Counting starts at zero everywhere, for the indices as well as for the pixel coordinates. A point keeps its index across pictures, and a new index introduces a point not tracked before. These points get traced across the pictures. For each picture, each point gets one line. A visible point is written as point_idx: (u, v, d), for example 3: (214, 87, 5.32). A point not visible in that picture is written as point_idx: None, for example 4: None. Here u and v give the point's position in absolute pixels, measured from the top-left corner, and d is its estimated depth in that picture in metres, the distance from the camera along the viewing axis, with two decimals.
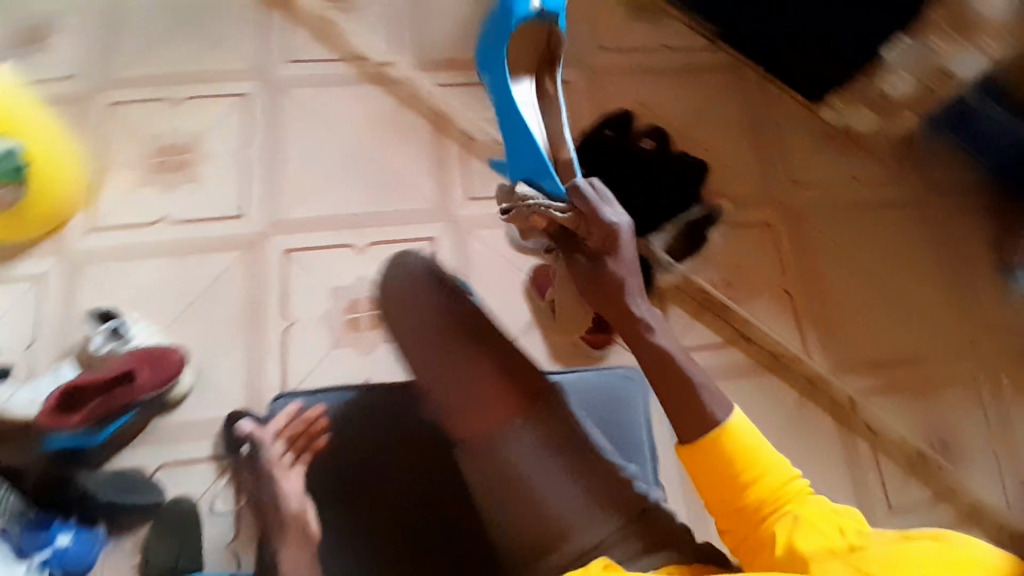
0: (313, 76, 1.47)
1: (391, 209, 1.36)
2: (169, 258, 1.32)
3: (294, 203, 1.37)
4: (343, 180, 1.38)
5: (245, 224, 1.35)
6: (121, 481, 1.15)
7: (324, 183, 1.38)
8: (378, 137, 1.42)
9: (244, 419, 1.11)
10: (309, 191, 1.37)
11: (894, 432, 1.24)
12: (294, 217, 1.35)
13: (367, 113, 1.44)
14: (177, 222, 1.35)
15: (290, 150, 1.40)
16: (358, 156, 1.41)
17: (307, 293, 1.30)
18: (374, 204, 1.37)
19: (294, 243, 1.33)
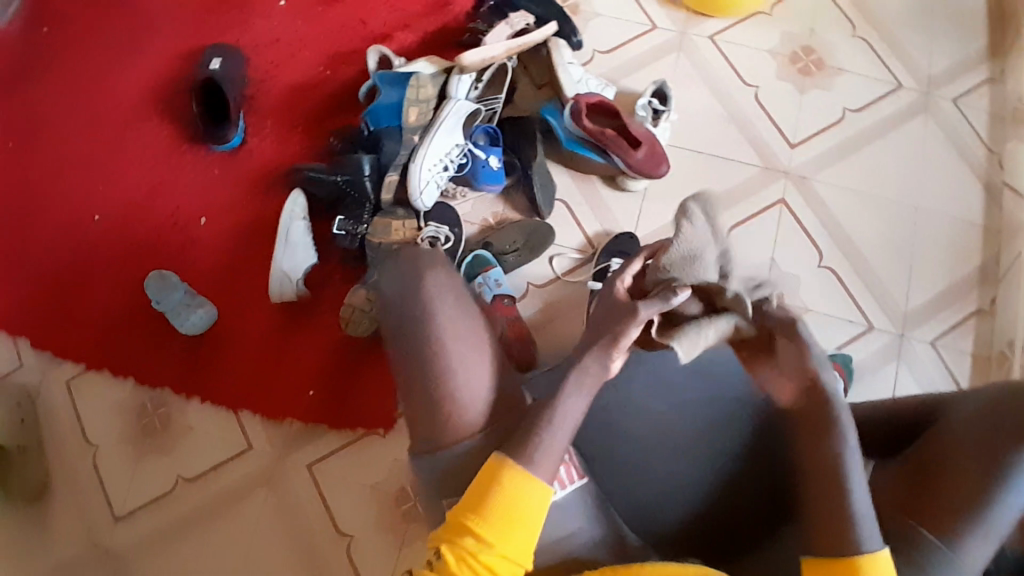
0: (957, 138, 1.18)
1: (758, 137, 1.16)
2: (687, 85, 1.19)
3: (747, 179, 1.14)
4: (741, 90, 1.19)
5: (664, 27, 1.22)
6: (412, 75, 1.11)
7: (770, 160, 1.15)
8: (805, 65, 1.21)
9: (489, 183, 1.12)
10: (719, 82, 1.19)
11: None
12: (715, 157, 1.15)
13: (902, 94, 1.20)
14: None
15: (912, 98, 1.20)
16: (959, 155, 1.17)
17: (645, 78, 1.19)
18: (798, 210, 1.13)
19: (799, 159, 1.15)
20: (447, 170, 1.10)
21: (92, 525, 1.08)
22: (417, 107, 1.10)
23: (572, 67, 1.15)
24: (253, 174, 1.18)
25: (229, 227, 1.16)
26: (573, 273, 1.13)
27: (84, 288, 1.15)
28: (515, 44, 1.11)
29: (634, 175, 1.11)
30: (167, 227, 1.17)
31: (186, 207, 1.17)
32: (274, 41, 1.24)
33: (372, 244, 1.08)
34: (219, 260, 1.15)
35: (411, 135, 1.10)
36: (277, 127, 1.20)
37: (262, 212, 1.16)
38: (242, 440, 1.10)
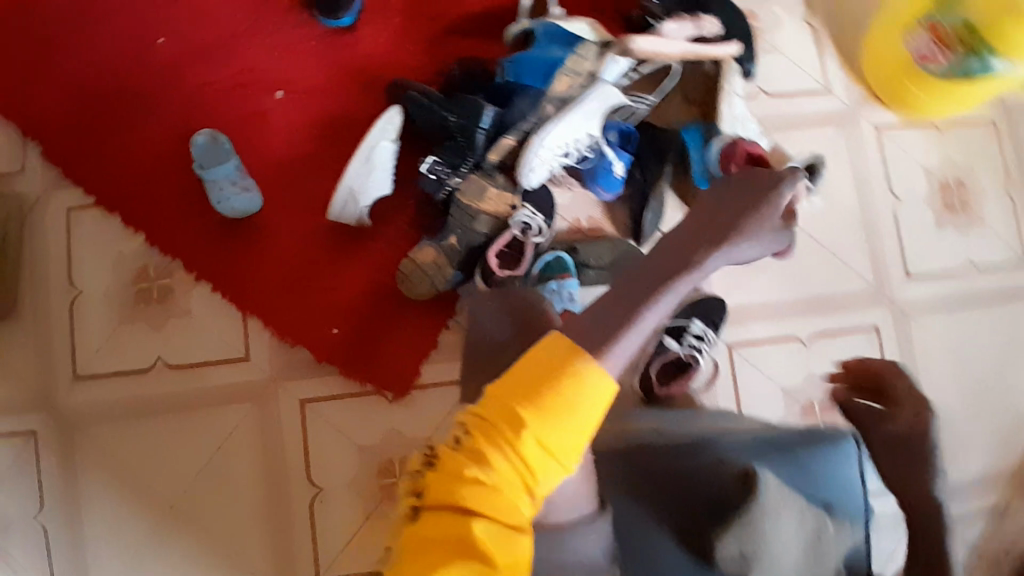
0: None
1: (877, 254, 1.09)
2: (835, 170, 1.10)
3: (853, 293, 1.07)
4: (879, 199, 1.10)
5: (838, 98, 1.11)
6: (576, 42, 0.97)
7: (882, 282, 1.08)
8: (950, 199, 1.12)
9: (604, 188, 1.02)
10: (864, 181, 1.10)
11: None
12: (828, 257, 1.07)
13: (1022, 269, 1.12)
14: (810, 34, 1.12)
15: None
16: None
17: (795, 145, 1.09)
18: (885, 342, 1.07)
19: (907, 293, 1.09)
20: (568, 157, 0.97)
21: (50, 374, 0.99)
22: (570, 77, 0.95)
23: (738, 101, 1.01)
24: (352, 68, 1.03)
25: (304, 118, 1.03)
26: None
27: (123, 115, 1.02)
28: (693, 51, 0.95)
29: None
30: (237, 90, 1.03)
31: (265, 76, 1.03)
32: None
33: (459, 204, 0.96)
34: (281, 150, 1.02)
35: (546, 106, 0.96)
36: (397, 28, 1.05)
37: (345, 113, 1.03)
38: (240, 349, 1.00)
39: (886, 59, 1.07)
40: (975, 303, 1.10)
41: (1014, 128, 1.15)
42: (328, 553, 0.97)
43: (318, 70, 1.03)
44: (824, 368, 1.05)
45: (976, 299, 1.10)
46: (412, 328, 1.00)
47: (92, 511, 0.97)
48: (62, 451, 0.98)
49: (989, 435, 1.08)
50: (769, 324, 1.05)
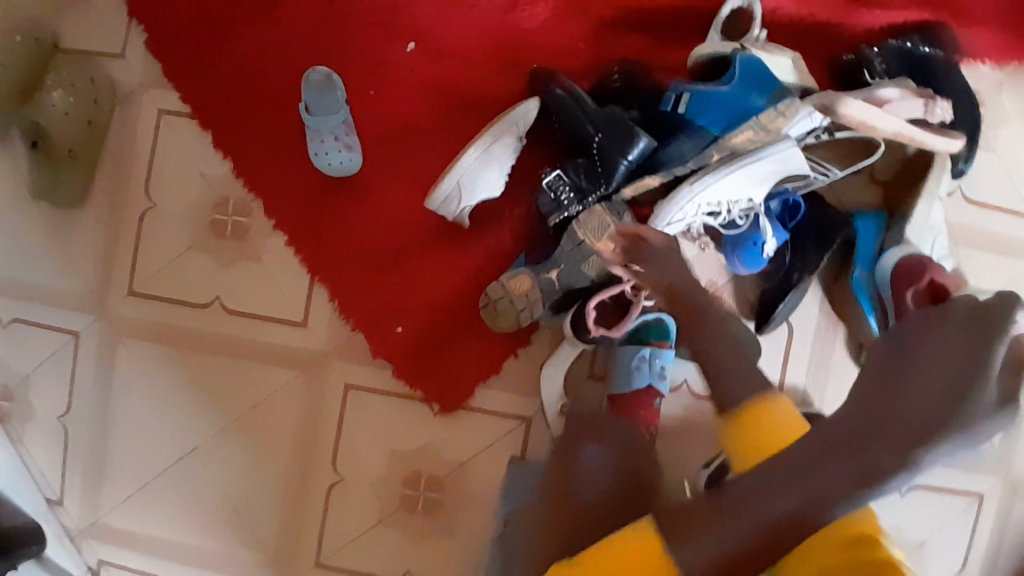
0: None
1: None
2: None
3: (978, 455, 0.93)
4: None
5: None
6: (771, 89, 0.81)
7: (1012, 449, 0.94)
8: None
9: (740, 262, 0.88)
10: None
11: None
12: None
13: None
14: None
15: None
16: None
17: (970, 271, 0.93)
18: (991, 515, 0.94)
19: None
20: (713, 216, 0.83)
21: (107, 278, 0.94)
22: (751, 130, 0.80)
23: (937, 206, 0.88)
24: (502, 41, 0.91)
25: (433, 84, 0.92)
26: None
27: (246, 27, 0.93)
28: (914, 133, 0.81)
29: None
30: (373, 33, 0.92)
31: (405, 25, 0.92)
32: None
33: (570, 236, 0.83)
34: (400, 113, 0.92)
35: (710, 152, 0.81)
36: (565, 9, 0.91)
37: (484, 91, 0.91)
38: (300, 313, 0.93)
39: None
40: None
41: None
42: (333, 542, 0.93)
43: (464, 34, 0.92)
44: (909, 525, 0.93)
45: None
46: (483, 347, 0.91)
47: (118, 426, 0.95)
48: (101, 358, 0.94)
49: None
50: None
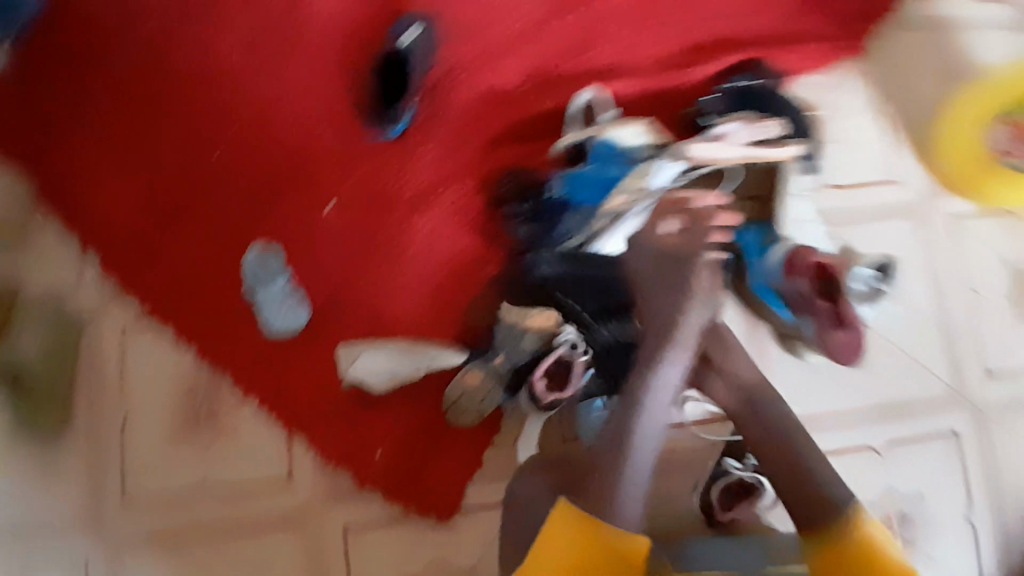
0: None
1: (954, 347, 1.01)
2: (911, 267, 1.03)
3: (931, 397, 1.00)
4: (963, 298, 1.03)
5: (913, 188, 1.05)
6: (632, 162, 0.94)
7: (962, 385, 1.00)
8: None
9: None
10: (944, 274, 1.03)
11: None
12: (903, 360, 1.01)
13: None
14: (881, 125, 1.06)
15: None
16: None
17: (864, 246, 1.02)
18: (964, 447, 0.99)
19: (988, 390, 1.00)
20: (620, 272, 0.95)
21: (101, 491, 0.99)
22: (624, 197, 0.92)
23: (799, 205, 0.99)
24: (401, 179, 0.99)
25: (349, 227, 0.98)
26: (705, 426, 0.99)
27: (173, 225, 0.99)
28: (750, 155, 0.94)
29: (818, 349, 0.95)
30: (286, 196, 0.99)
31: (311, 182, 0.99)
32: (479, 26, 1.00)
33: (506, 326, 0.94)
34: (326, 259, 0.98)
35: (598, 222, 0.94)
36: (447, 138, 0.99)
37: (396, 229, 0.97)
38: (284, 469, 0.98)
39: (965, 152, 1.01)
40: None
41: None
42: None
43: (364, 178, 0.99)
44: (900, 480, 0.98)
45: None
46: (456, 450, 0.96)
47: None
48: (110, 564, 0.97)
49: None
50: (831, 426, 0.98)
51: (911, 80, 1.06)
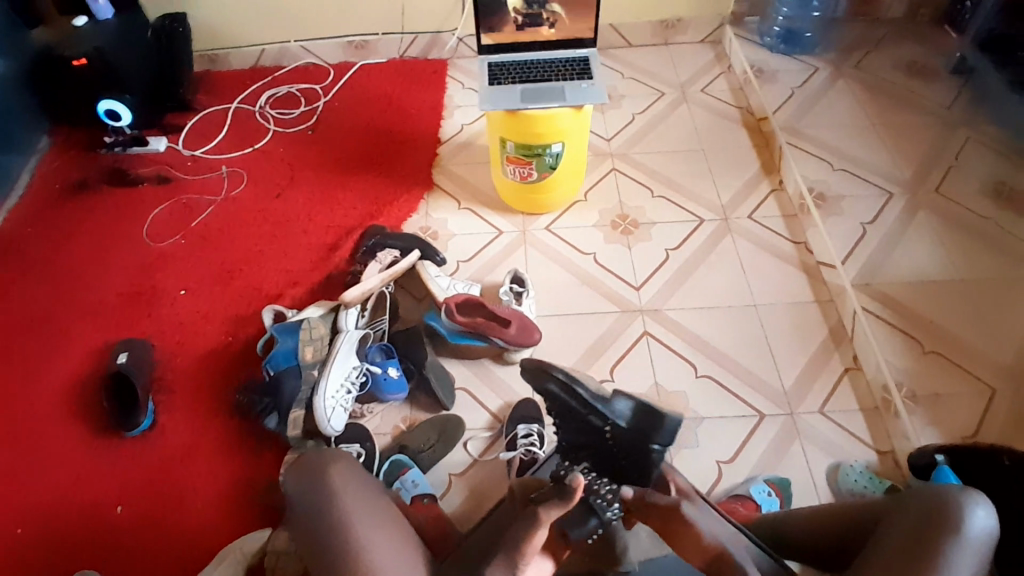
0: (766, 244, 1.49)
1: (605, 282, 1.44)
2: (539, 269, 1.46)
3: (610, 324, 1.38)
4: (595, 258, 1.48)
5: (508, 229, 1.53)
6: (302, 322, 1.26)
7: (625, 304, 1.40)
8: (645, 213, 1.56)
9: (394, 392, 1.25)
10: (576, 252, 1.49)
11: (953, 425, 1.16)
12: (572, 317, 1.39)
13: (705, 225, 1.53)
14: (461, 211, 1.56)
15: (717, 223, 1.53)
16: (773, 254, 1.48)
17: (501, 273, 1.45)
18: (660, 335, 1.36)
19: (647, 296, 1.42)
20: (351, 390, 1.21)
21: None
22: (311, 345, 1.23)
23: (440, 278, 1.37)
24: (168, 448, 1.21)
25: (145, 512, 1.14)
26: (488, 451, 1.22)
27: None
28: (387, 273, 1.35)
29: (514, 349, 1.29)
30: (83, 525, 1.12)
31: (99, 501, 1.15)
32: (175, 321, 1.38)
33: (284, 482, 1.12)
34: (133, 549, 1.10)
35: (310, 371, 1.21)
36: (187, 399, 1.27)
37: (180, 487, 1.16)
38: None
39: (524, 189, 1.50)
40: (712, 269, 1.45)
41: (624, 163, 1.65)
42: None
43: (143, 470, 1.18)
44: (633, 385, 1.29)
45: (723, 256, 1.47)
46: None
47: None
48: None
49: (802, 320, 1.37)
50: None
51: (456, 181, 1.62)
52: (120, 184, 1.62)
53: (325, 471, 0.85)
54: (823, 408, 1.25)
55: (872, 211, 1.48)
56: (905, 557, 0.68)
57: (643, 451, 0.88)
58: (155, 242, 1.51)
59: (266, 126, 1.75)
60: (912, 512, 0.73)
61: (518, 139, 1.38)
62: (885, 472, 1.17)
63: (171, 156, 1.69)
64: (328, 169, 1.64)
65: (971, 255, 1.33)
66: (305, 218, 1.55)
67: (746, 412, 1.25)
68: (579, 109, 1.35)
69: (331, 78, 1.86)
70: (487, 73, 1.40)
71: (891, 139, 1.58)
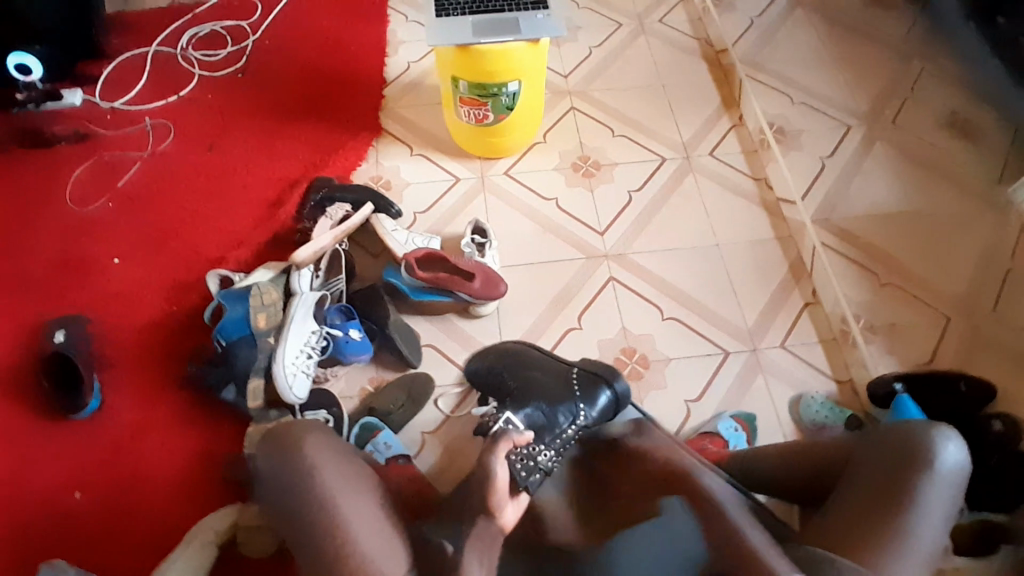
0: (728, 182, 1.48)
1: (569, 227, 1.40)
2: (501, 216, 1.41)
3: (576, 272, 1.35)
4: (560, 204, 1.43)
5: (466, 175, 1.46)
6: (251, 288, 1.18)
7: (591, 250, 1.38)
8: (607, 153, 1.51)
9: (359, 354, 1.20)
10: (537, 198, 1.44)
11: (909, 354, 1.22)
12: (537, 265, 1.36)
13: (668, 163, 1.50)
14: (414, 157, 1.48)
15: (679, 162, 1.50)
16: (735, 192, 1.47)
17: (462, 223, 1.39)
18: (626, 280, 1.34)
19: (613, 241, 1.39)
20: (312, 355, 1.15)
21: None
22: (263, 312, 1.15)
23: (398, 232, 1.30)
24: (119, 429, 1.14)
25: (103, 496, 1.08)
26: (460, 406, 1.20)
27: None
28: (340, 230, 1.27)
29: (479, 302, 1.25)
30: (38, 516, 1.06)
31: (52, 489, 1.08)
32: (111, 292, 1.27)
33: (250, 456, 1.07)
34: (97, 536, 1.04)
35: (266, 339, 1.14)
36: (134, 377, 1.19)
37: (139, 468, 1.10)
38: None
39: (479, 133, 1.42)
40: (676, 210, 1.43)
41: (582, 101, 1.59)
42: None
43: (95, 453, 1.11)
44: (602, 331, 1.28)
45: (688, 196, 1.45)
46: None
47: None
48: None
49: (764, 258, 1.38)
50: (542, 337, 1.27)
51: (407, 125, 1.52)
52: (30, 144, 1.45)
53: (296, 451, 0.81)
54: (786, 343, 1.28)
55: (830, 144, 1.48)
56: (881, 500, 0.76)
57: (597, 391, 1.04)
58: (79, 207, 1.37)
59: (190, 70, 1.58)
60: (881, 454, 0.80)
61: (471, 78, 1.29)
62: (844, 401, 1.22)
63: (87, 109, 1.52)
64: (265, 116, 1.52)
65: (925, 185, 1.35)
66: (243, 173, 1.43)
67: (715, 351, 1.27)
68: (535, 43, 1.27)
69: (259, 14, 1.69)
70: (434, 3, 1.28)
71: (848, 69, 1.55)
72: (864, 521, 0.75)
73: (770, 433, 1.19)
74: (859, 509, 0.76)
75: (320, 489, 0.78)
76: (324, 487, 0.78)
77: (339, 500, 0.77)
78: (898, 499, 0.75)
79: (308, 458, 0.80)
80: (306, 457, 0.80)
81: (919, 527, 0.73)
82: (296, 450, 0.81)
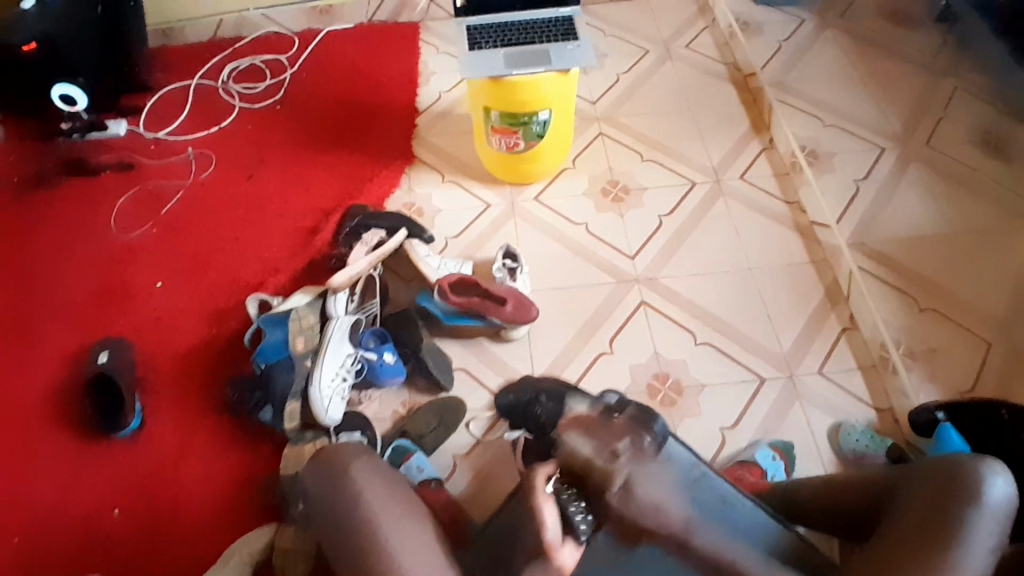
0: (758, 206, 1.47)
1: (599, 251, 1.41)
2: (532, 242, 1.43)
3: (606, 297, 1.35)
4: (591, 229, 1.44)
5: (496, 201, 1.48)
6: (290, 312, 1.21)
7: (621, 274, 1.38)
8: (635, 178, 1.52)
9: (393, 377, 1.21)
10: (567, 222, 1.45)
11: (952, 380, 1.18)
12: (567, 290, 1.36)
13: (697, 187, 1.50)
14: (445, 184, 1.51)
15: (708, 186, 1.50)
16: (765, 215, 1.46)
17: (493, 248, 1.41)
18: (657, 305, 1.34)
19: (642, 265, 1.39)
20: (347, 378, 1.17)
21: None
22: (301, 335, 1.18)
23: (431, 257, 1.33)
24: (159, 449, 1.17)
25: (144, 516, 1.11)
26: (492, 431, 1.20)
27: None
28: (375, 255, 1.30)
29: (510, 327, 1.26)
30: (81, 534, 1.09)
31: (95, 508, 1.11)
32: (154, 316, 1.32)
33: (287, 477, 1.09)
34: (137, 555, 1.07)
35: (303, 362, 1.17)
36: (175, 399, 1.22)
37: (178, 489, 1.13)
38: None
39: (510, 161, 1.45)
40: (705, 234, 1.43)
41: (611, 127, 1.60)
42: None
43: (137, 473, 1.15)
44: (634, 355, 1.28)
45: (718, 220, 1.45)
46: None
47: None
48: None
49: (797, 281, 1.36)
50: (573, 362, 1.27)
51: (439, 153, 1.56)
52: (80, 173, 1.52)
53: (338, 474, 0.82)
54: (822, 368, 1.25)
55: (863, 166, 1.46)
56: (924, 533, 0.73)
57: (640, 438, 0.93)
58: (125, 233, 1.43)
59: (231, 102, 1.65)
60: (931, 490, 0.77)
61: (502, 107, 1.32)
62: (884, 429, 1.19)
63: (133, 140, 1.59)
64: (303, 145, 1.56)
65: (961, 208, 1.32)
66: (281, 200, 1.47)
67: (749, 377, 1.25)
68: (565, 72, 1.30)
69: (297, 47, 1.76)
70: (467, 37, 1.32)
71: (880, 91, 1.54)
72: (907, 555, 0.73)
73: (808, 462, 1.16)
74: (902, 544, 0.74)
75: (361, 513, 0.79)
76: (363, 511, 0.79)
77: (377, 525, 0.78)
78: (943, 532, 0.72)
79: (352, 481, 0.81)
80: (349, 482, 0.82)
81: (966, 565, 0.70)
82: (339, 473, 0.82)
